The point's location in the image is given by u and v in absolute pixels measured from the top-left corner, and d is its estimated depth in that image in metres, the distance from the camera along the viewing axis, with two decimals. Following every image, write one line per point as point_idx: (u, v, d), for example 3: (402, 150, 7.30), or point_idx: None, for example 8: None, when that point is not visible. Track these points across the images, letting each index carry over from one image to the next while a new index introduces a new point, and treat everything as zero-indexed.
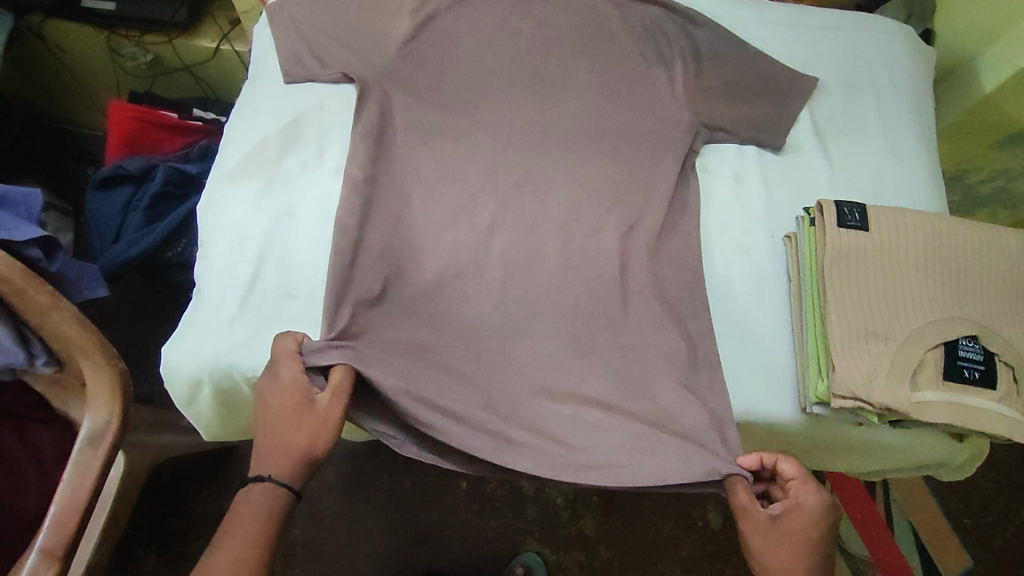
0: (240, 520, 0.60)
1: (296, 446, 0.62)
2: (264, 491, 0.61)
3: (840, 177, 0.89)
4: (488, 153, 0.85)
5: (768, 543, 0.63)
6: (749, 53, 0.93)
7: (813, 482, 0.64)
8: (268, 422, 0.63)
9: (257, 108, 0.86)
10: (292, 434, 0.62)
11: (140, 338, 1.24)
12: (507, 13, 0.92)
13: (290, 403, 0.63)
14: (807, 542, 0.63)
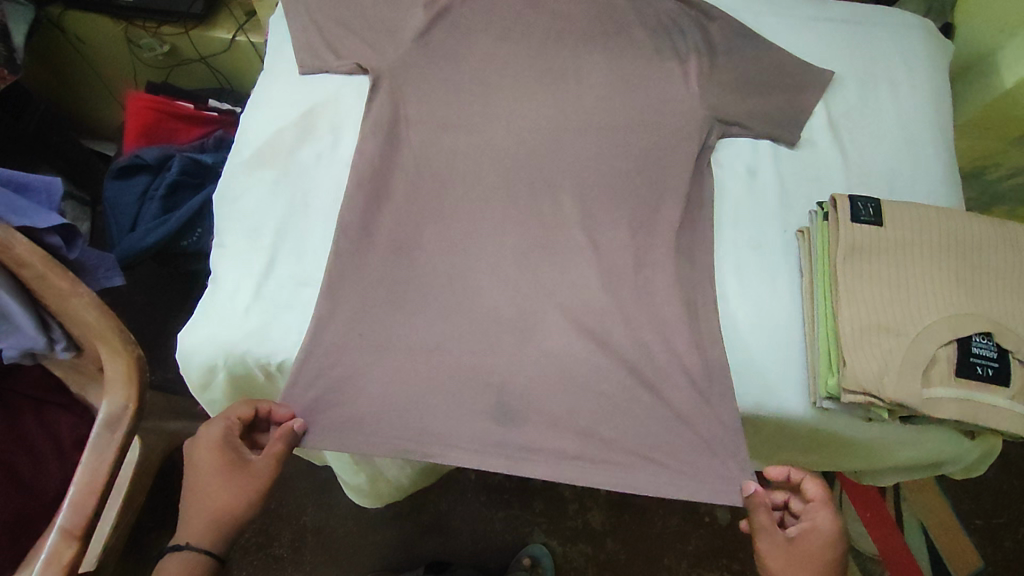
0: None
1: (217, 512, 0.67)
2: (181, 560, 0.66)
3: (855, 172, 0.88)
4: (501, 145, 0.85)
5: (787, 561, 0.67)
6: (763, 47, 0.92)
7: (829, 503, 0.69)
8: (193, 486, 0.68)
9: (273, 98, 0.86)
10: (217, 501, 0.67)
11: (155, 325, 1.26)
12: (523, 4, 0.92)
13: (215, 469, 0.67)
14: (826, 562, 0.66)
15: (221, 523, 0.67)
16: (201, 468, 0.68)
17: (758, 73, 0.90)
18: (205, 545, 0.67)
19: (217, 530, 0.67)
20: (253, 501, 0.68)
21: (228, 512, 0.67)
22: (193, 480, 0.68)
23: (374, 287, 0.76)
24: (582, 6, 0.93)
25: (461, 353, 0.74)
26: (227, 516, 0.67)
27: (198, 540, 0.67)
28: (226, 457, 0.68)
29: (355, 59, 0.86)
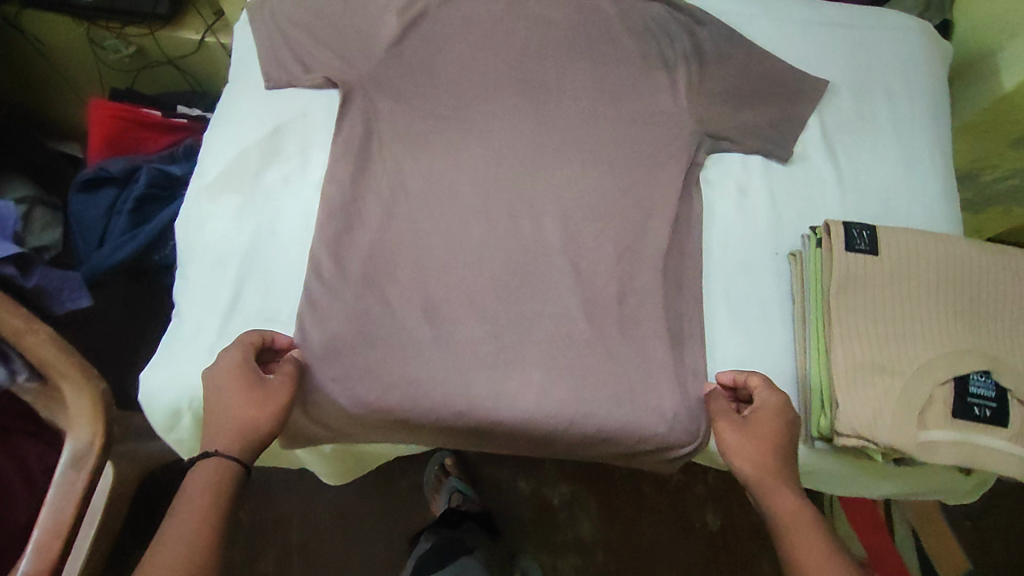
0: (189, 495, 0.59)
1: (242, 420, 0.63)
2: (215, 462, 0.60)
3: (849, 190, 0.84)
4: (480, 163, 0.81)
5: (740, 442, 0.67)
6: (757, 55, 0.87)
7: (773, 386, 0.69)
8: (216, 399, 0.63)
9: (236, 116, 0.81)
10: (244, 408, 0.63)
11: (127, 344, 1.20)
12: (501, 8, 0.86)
13: (236, 378, 0.64)
14: (776, 436, 0.66)
15: (251, 433, 0.63)
16: (220, 381, 0.64)
17: (751, 83, 0.86)
18: (237, 453, 0.62)
19: (245, 438, 0.63)
20: (280, 412, 0.65)
21: (255, 425, 0.63)
22: (213, 395, 0.64)
23: (346, 322, 0.72)
24: (564, 9, 0.88)
25: (440, 391, 0.71)
26: (257, 430, 0.63)
27: (224, 447, 0.62)
28: (247, 368, 0.65)
29: (323, 72, 0.81)
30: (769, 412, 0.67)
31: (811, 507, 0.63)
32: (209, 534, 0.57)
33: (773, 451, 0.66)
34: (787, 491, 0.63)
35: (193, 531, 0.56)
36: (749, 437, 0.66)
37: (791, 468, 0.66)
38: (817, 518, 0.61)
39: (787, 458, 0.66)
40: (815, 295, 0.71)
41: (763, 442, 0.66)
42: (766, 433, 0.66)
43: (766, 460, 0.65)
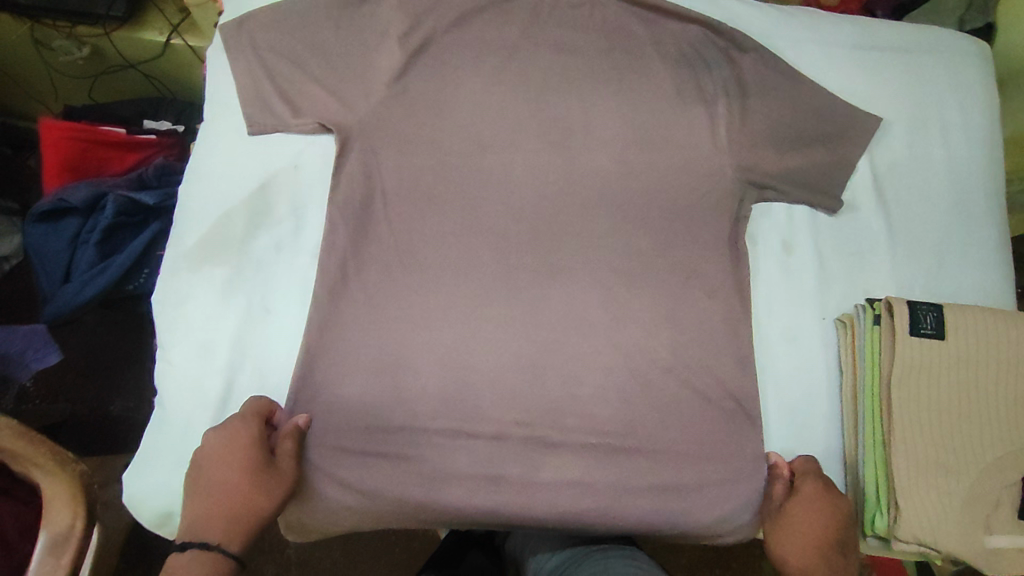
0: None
1: (233, 505, 0.57)
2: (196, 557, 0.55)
3: (900, 241, 0.77)
4: (499, 219, 0.72)
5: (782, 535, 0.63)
6: (801, 86, 0.79)
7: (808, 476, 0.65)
8: (205, 474, 0.58)
9: (215, 166, 0.70)
10: (235, 489, 0.57)
11: (103, 370, 1.11)
12: (517, 34, 0.77)
13: (234, 454, 0.58)
14: (816, 531, 0.61)
15: (243, 517, 0.57)
16: (211, 455, 0.58)
17: (797, 119, 0.77)
18: (225, 540, 0.56)
19: (237, 525, 0.57)
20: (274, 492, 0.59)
21: (248, 508, 0.58)
22: (201, 468, 0.58)
23: (358, 414, 0.66)
24: (588, 34, 0.78)
25: (465, 488, 0.65)
26: (252, 517, 0.58)
27: (204, 533, 0.56)
28: (245, 443, 0.59)
29: (315, 115, 0.71)
30: (808, 506, 0.62)
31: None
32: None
33: (810, 546, 0.61)
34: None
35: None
36: (787, 530, 0.62)
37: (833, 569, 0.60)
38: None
39: (829, 560, 0.60)
40: (870, 379, 0.66)
41: (800, 538, 0.61)
42: (801, 528, 0.62)
43: (801, 558, 0.61)
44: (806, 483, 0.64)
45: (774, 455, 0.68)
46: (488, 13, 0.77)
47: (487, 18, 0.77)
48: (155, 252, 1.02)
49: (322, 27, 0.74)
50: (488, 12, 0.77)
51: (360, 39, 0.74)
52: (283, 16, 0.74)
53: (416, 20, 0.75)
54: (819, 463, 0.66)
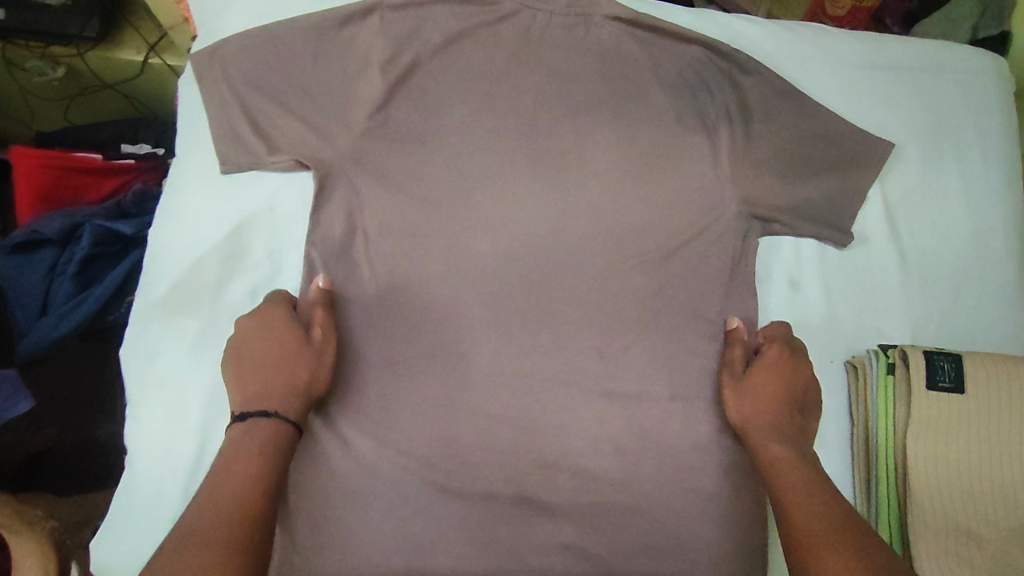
0: (240, 453, 0.52)
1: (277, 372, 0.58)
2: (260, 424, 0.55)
3: (914, 275, 0.73)
4: (486, 258, 0.69)
5: (745, 398, 0.63)
6: (810, 111, 0.74)
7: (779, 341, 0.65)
8: (244, 353, 0.59)
9: (186, 209, 0.66)
10: (273, 355, 0.58)
11: (76, 402, 0.96)
12: (508, 57, 0.72)
13: (268, 331, 0.60)
14: (780, 393, 0.62)
15: (290, 383, 0.58)
16: (245, 334, 0.59)
17: (804, 146, 0.73)
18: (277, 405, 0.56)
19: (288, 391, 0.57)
20: (307, 358, 0.59)
21: (294, 372, 0.58)
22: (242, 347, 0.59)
23: (340, 471, 0.63)
24: (583, 55, 0.73)
25: (453, 552, 0.62)
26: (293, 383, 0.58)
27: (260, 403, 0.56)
28: (276, 316, 0.61)
29: (292, 152, 0.67)
30: (771, 371, 0.63)
31: (802, 462, 0.58)
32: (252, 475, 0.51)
33: (770, 408, 0.62)
34: (775, 446, 0.59)
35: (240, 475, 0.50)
36: (749, 393, 0.63)
37: (790, 427, 0.61)
38: (808, 483, 0.55)
39: (788, 420, 0.62)
40: (886, 435, 0.62)
41: (759, 402, 0.62)
42: (764, 393, 0.63)
43: (759, 416, 0.62)
44: (771, 348, 0.65)
45: (735, 322, 0.68)
46: (477, 34, 0.72)
47: (475, 39, 0.72)
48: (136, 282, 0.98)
49: (298, 54, 0.69)
50: (477, 33, 0.72)
51: (340, 67, 0.69)
52: (255, 43, 0.69)
53: (399, 43, 0.70)
54: (783, 328, 0.67)
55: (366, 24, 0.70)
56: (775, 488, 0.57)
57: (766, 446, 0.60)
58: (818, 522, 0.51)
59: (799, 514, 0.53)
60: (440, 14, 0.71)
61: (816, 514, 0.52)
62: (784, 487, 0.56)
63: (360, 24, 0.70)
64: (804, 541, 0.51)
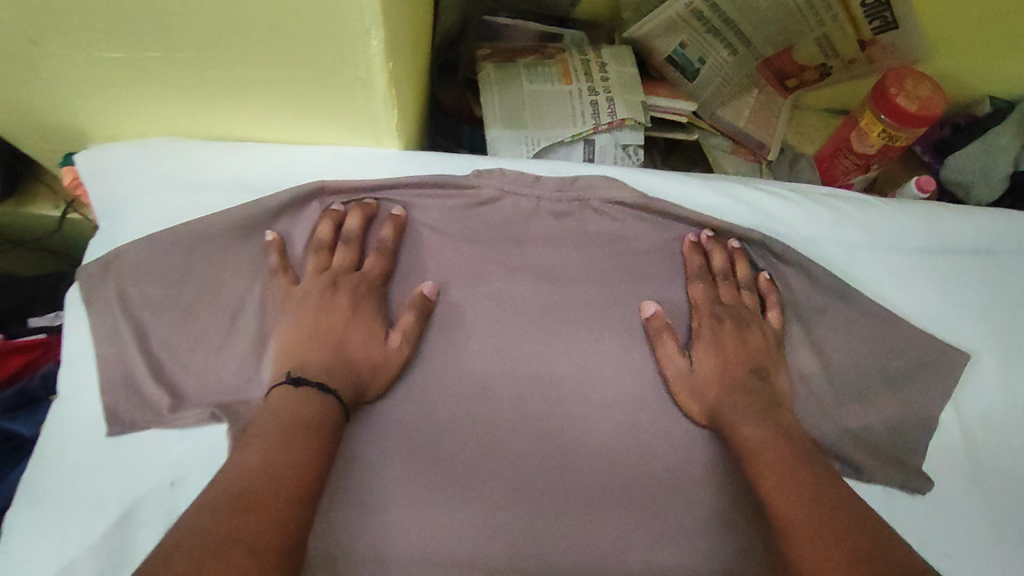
0: (286, 427, 0.46)
1: (334, 332, 0.53)
2: (302, 396, 0.49)
3: (1007, 526, 0.57)
4: (455, 531, 0.52)
5: (689, 389, 0.56)
6: (857, 312, 0.60)
7: (705, 300, 0.59)
8: (314, 325, 0.53)
9: (59, 488, 0.50)
10: (331, 315, 0.54)
11: None
12: (481, 256, 0.59)
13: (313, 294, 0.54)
14: (731, 370, 0.57)
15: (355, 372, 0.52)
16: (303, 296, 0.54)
17: (844, 356, 0.60)
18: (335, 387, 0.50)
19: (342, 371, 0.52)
20: (377, 349, 0.54)
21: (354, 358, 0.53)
22: (313, 313, 0.54)
23: None
24: (577, 248, 0.60)
25: None
26: (351, 362, 0.52)
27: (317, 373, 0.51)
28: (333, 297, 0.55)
29: (207, 400, 0.53)
30: (729, 334, 0.58)
31: (771, 432, 0.52)
32: (313, 455, 0.45)
33: (728, 374, 0.56)
34: (748, 425, 0.53)
35: (303, 448, 0.45)
36: (693, 376, 0.56)
37: (755, 399, 0.55)
38: (779, 450, 0.50)
39: (738, 387, 0.56)
40: None
41: (719, 365, 0.57)
42: (729, 351, 0.57)
43: (718, 397, 0.56)
44: (726, 287, 0.60)
45: (651, 307, 0.58)
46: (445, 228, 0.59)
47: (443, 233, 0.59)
48: None
49: (219, 264, 0.56)
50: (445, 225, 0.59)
51: (277, 234, 0.56)
52: (159, 252, 0.55)
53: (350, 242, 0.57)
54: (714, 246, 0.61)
55: (302, 215, 0.57)
56: (756, 479, 0.50)
57: (720, 417, 0.55)
58: (796, 497, 0.46)
59: (780, 488, 0.48)
60: (402, 202, 0.59)
61: (793, 491, 0.47)
62: (762, 476, 0.49)
63: (297, 215, 0.57)
64: (782, 519, 0.46)
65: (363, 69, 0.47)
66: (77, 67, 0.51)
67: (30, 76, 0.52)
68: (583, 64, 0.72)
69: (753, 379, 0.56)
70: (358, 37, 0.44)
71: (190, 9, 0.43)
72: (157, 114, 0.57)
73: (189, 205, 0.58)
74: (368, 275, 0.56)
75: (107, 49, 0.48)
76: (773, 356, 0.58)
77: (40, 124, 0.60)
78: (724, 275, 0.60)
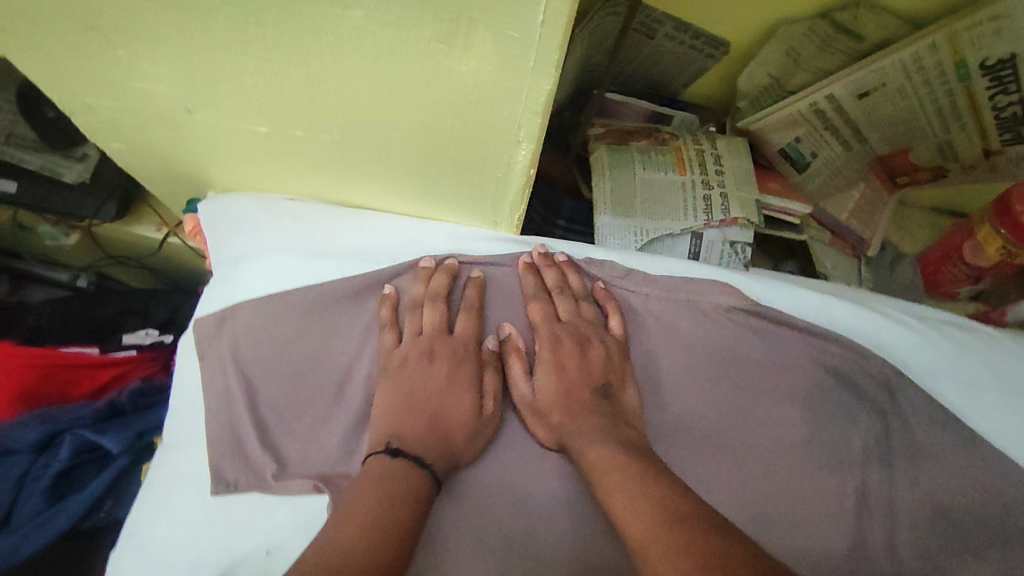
0: (368, 492, 0.44)
1: (436, 404, 0.52)
2: (399, 468, 0.47)
3: None
4: None
5: (551, 380, 0.53)
6: (985, 457, 0.55)
7: (541, 294, 0.57)
8: (421, 387, 0.52)
9: (161, 542, 0.51)
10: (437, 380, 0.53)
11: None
12: None
13: (417, 356, 0.53)
14: (548, 380, 0.53)
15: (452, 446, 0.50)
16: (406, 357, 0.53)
17: (977, 505, 0.54)
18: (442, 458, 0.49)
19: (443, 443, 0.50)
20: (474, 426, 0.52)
21: (452, 431, 0.51)
22: (417, 378, 0.52)
23: None
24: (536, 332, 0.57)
25: None
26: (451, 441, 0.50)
27: (418, 447, 0.49)
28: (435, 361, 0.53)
29: (303, 469, 0.52)
30: (568, 351, 0.54)
31: (631, 460, 0.47)
32: (398, 530, 0.42)
33: (567, 386, 0.53)
34: (599, 445, 0.49)
35: (389, 519, 0.42)
36: (539, 365, 0.54)
37: (599, 418, 0.51)
38: (633, 468, 0.46)
39: (586, 399, 0.52)
40: None
41: (561, 375, 0.54)
42: (592, 363, 0.54)
43: (550, 399, 0.53)
44: (564, 302, 0.56)
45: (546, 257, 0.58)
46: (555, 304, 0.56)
47: (551, 307, 0.56)
48: (122, 489, 0.82)
49: (331, 329, 0.56)
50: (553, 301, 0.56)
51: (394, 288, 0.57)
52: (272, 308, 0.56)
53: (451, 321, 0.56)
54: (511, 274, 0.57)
55: (405, 284, 0.57)
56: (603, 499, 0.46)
57: (567, 418, 0.52)
58: (643, 516, 0.43)
59: (625, 496, 0.45)
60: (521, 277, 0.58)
61: (638, 509, 0.43)
62: (613, 500, 0.45)
63: (403, 284, 0.57)
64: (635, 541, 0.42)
65: (502, 169, 0.48)
66: (222, 132, 0.52)
67: (175, 131, 0.54)
68: (697, 153, 0.71)
69: (593, 393, 0.53)
70: (507, 146, 0.44)
71: (344, 104, 0.44)
72: (280, 176, 0.58)
73: (301, 268, 0.59)
74: (462, 338, 0.54)
75: (251, 123, 0.50)
76: (617, 369, 0.55)
77: (171, 172, 0.63)
78: (558, 287, 0.57)
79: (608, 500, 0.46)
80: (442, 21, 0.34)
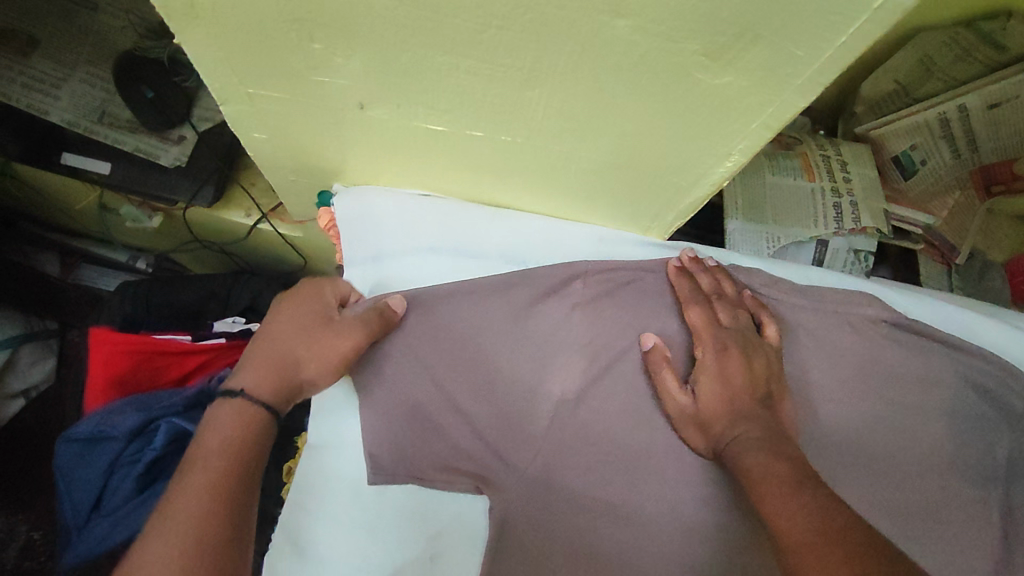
0: (225, 448, 0.44)
1: None
2: (238, 421, 0.46)
3: None
4: None
5: (719, 388, 0.52)
6: None
7: (699, 300, 0.56)
8: None
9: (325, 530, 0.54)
10: None
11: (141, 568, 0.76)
12: None
13: None
14: (712, 386, 0.52)
15: None
16: None
17: None
18: None
19: None
20: None
21: None
22: None
23: None
24: (691, 339, 0.56)
25: None
26: None
27: None
28: None
29: None
30: (735, 362, 0.53)
31: (786, 465, 0.45)
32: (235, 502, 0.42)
33: (733, 394, 0.51)
34: (755, 454, 0.47)
35: (216, 485, 0.42)
36: (705, 373, 0.53)
37: (763, 426, 0.49)
38: (787, 473, 0.44)
39: (751, 407, 0.51)
40: None
41: (726, 383, 0.52)
42: (753, 370, 0.53)
43: (714, 408, 0.51)
44: (724, 307, 0.56)
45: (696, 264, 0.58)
46: (714, 307, 0.56)
47: (709, 312, 0.55)
48: None
49: (487, 333, 0.57)
50: (712, 305, 0.56)
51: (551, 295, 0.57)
52: (431, 303, 0.57)
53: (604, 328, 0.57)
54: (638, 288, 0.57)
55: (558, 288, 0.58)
56: (759, 505, 0.44)
57: (732, 422, 0.50)
58: (804, 518, 0.40)
59: (784, 499, 0.42)
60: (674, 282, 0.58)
61: (797, 514, 0.41)
62: (768, 501, 0.44)
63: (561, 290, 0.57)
64: (792, 545, 0.40)
65: (690, 180, 0.47)
66: (389, 130, 0.51)
67: (335, 127, 0.53)
68: (823, 160, 0.71)
69: (759, 404, 0.51)
70: (712, 159, 0.44)
71: (549, 110, 0.43)
72: (428, 174, 0.57)
73: (451, 267, 0.59)
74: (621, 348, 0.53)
75: (429, 122, 0.48)
76: (776, 379, 0.54)
77: (308, 167, 0.61)
78: (715, 294, 0.57)
79: (764, 507, 0.44)
80: (720, 37, 0.33)
